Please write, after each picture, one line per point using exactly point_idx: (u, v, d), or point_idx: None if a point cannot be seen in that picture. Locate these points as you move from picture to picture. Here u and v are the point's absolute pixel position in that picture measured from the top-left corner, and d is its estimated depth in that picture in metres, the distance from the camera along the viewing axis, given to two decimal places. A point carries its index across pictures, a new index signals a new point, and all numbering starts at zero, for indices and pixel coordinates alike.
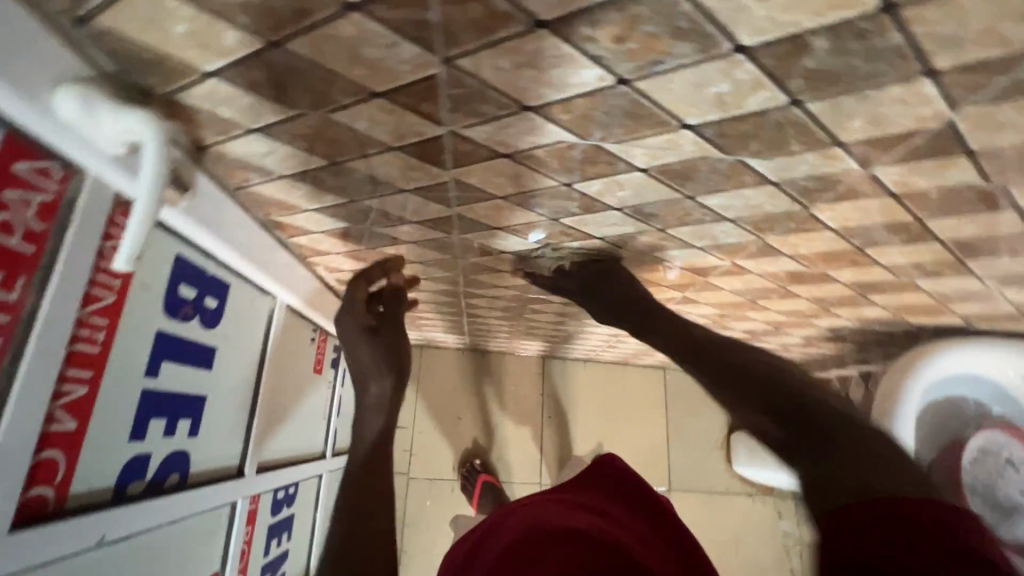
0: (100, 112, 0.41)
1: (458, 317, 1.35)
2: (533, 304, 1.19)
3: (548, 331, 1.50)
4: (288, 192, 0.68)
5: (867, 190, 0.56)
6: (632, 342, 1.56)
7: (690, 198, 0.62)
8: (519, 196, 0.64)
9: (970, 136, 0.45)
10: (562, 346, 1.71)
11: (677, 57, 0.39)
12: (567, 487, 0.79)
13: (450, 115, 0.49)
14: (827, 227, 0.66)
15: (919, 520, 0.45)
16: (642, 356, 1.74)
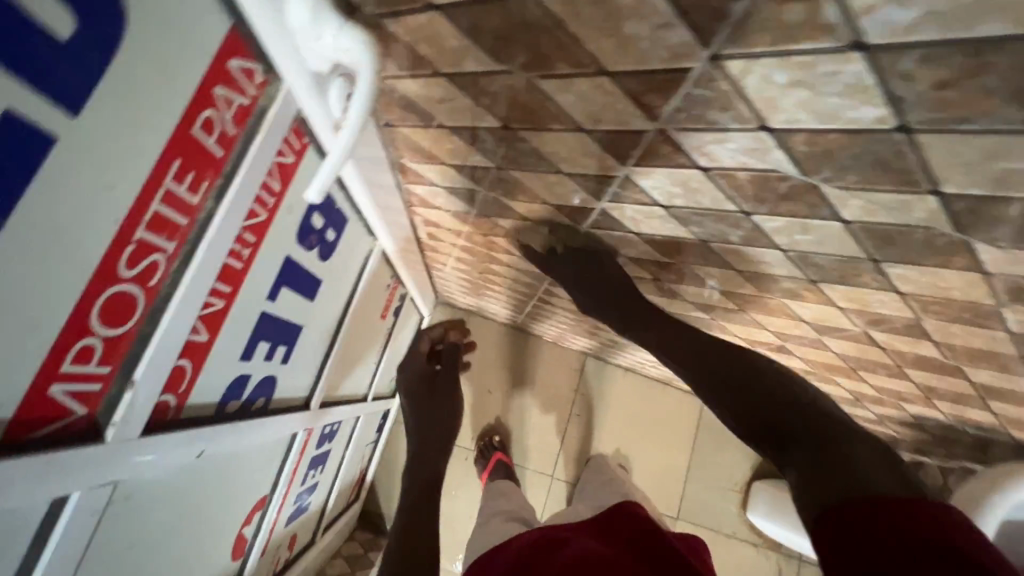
0: (326, 24, 0.37)
1: (527, 297, 1.32)
2: None
3: (608, 334, 1.45)
4: (436, 142, 0.64)
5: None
6: None
7: (872, 261, 0.55)
8: (682, 211, 0.59)
9: None
10: (611, 350, 1.67)
11: (996, 122, 0.33)
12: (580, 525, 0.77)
13: (672, 113, 0.44)
14: (1006, 328, 0.59)
15: (917, 513, 0.37)
16: None
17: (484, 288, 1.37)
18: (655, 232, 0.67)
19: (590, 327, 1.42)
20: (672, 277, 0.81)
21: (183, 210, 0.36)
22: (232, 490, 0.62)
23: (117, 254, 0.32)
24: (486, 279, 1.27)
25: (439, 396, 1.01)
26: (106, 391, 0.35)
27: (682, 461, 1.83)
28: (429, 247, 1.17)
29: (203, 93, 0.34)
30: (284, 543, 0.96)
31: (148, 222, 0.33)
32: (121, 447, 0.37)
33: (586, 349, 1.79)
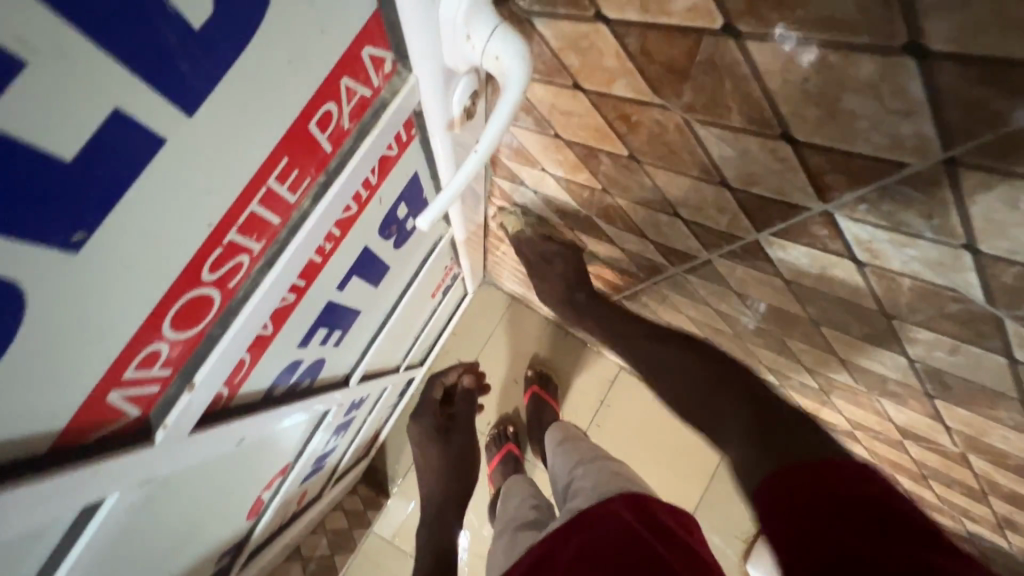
0: (481, 27, 0.31)
1: None
2: None
3: None
4: (544, 150, 0.58)
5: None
6: None
7: (1020, 402, 0.47)
8: (806, 291, 0.52)
9: None
10: None
11: None
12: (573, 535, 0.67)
13: (853, 201, 0.36)
14: None
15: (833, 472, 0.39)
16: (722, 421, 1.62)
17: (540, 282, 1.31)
18: (762, 298, 0.60)
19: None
20: (756, 339, 0.74)
21: (278, 208, 0.32)
22: (262, 465, 0.60)
23: (203, 257, 0.28)
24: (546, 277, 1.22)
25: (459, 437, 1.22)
26: (163, 392, 0.32)
27: (695, 495, 1.76)
28: (495, 235, 1.12)
29: (329, 85, 0.29)
30: (295, 499, 0.96)
31: (242, 223, 0.29)
32: (166, 449, 0.34)
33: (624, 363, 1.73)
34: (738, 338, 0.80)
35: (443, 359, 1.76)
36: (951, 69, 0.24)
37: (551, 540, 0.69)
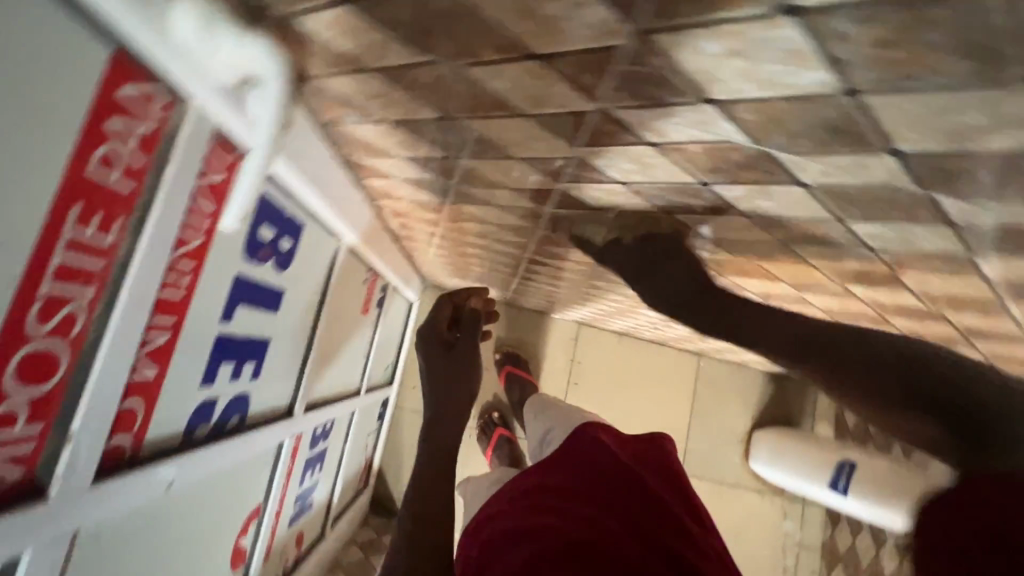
0: (220, 37, 0.34)
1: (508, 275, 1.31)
2: (595, 281, 1.14)
3: (597, 303, 1.44)
4: (383, 137, 0.62)
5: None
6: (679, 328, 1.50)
7: (839, 221, 0.54)
8: (643, 186, 0.57)
9: None
10: (602, 317, 1.67)
11: (949, 78, 0.31)
12: (556, 467, 0.71)
13: (611, 92, 0.41)
14: (980, 275, 0.58)
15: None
16: (683, 340, 1.69)
17: (467, 266, 1.35)
18: (619, 208, 0.65)
19: (578, 296, 1.41)
20: (643, 249, 0.80)
21: (94, 253, 0.35)
22: (218, 509, 0.63)
23: (20, 311, 0.31)
24: (468, 259, 1.26)
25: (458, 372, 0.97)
26: (42, 448, 0.34)
27: (684, 418, 1.85)
28: (405, 235, 1.15)
29: (93, 128, 0.33)
30: (290, 543, 0.98)
31: (54, 275, 0.32)
32: (69, 502, 0.36)
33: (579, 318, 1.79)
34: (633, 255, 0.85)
35: (411, 372, 1.77)
36: None
37: (538, 465, 0.73)
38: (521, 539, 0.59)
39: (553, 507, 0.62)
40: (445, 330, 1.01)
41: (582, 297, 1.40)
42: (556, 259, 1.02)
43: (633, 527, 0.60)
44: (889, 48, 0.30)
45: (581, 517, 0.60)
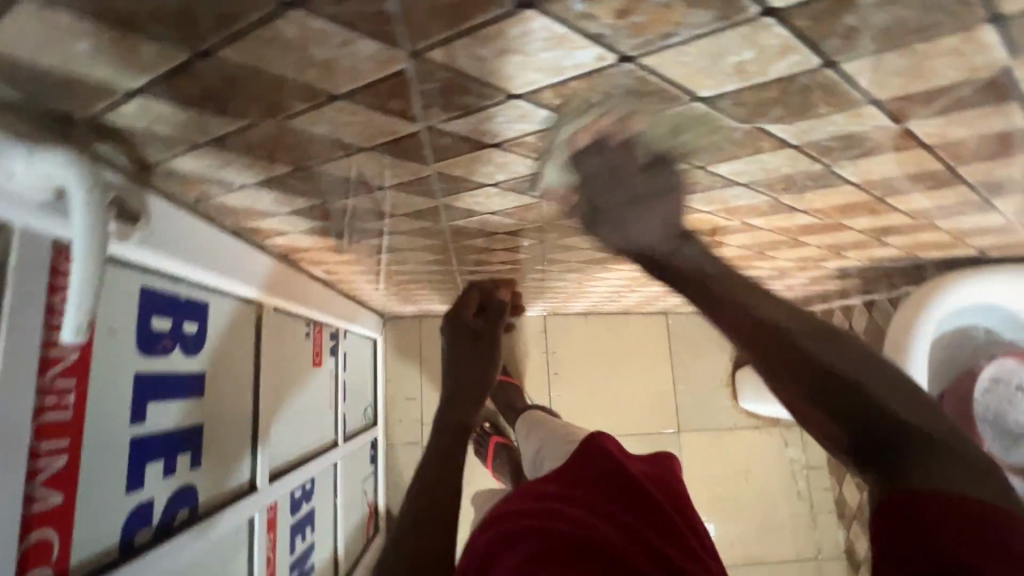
0: (11, 159, 0.35)
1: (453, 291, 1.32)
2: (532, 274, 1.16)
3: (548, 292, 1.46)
4: (256, 199, 0.62)
5: (900, 144, 0.51)
6: (635, 295, 1.52)
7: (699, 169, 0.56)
8: (512, 182, 0.59)
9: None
10: (562, 304, 1.69)
11: (697, 27, 0.33)
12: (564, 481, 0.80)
13: (426, 110, 0.42)
14: (847, 181, 0.61)
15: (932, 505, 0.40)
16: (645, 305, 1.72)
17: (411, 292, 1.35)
18: (506, 206, 0.67)
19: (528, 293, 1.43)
20: (553, 235, 0.81)
21: None
22: None
23: None
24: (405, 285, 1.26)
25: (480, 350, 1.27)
26: None
27: (667, 378, 1.88)
28: (336, 280, 1.14)
29: None
30: None
31: None
32: None
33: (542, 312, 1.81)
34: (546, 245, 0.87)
35: (392, 408, 1.76)
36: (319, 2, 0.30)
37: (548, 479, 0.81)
38: (523, 538, 0.65)
39: (552, 511, 0.70)
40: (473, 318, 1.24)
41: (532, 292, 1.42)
42: (484, 265, 1.03)
43: (622, 524, 0.68)
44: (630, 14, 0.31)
45: (580, 521, 0.67)
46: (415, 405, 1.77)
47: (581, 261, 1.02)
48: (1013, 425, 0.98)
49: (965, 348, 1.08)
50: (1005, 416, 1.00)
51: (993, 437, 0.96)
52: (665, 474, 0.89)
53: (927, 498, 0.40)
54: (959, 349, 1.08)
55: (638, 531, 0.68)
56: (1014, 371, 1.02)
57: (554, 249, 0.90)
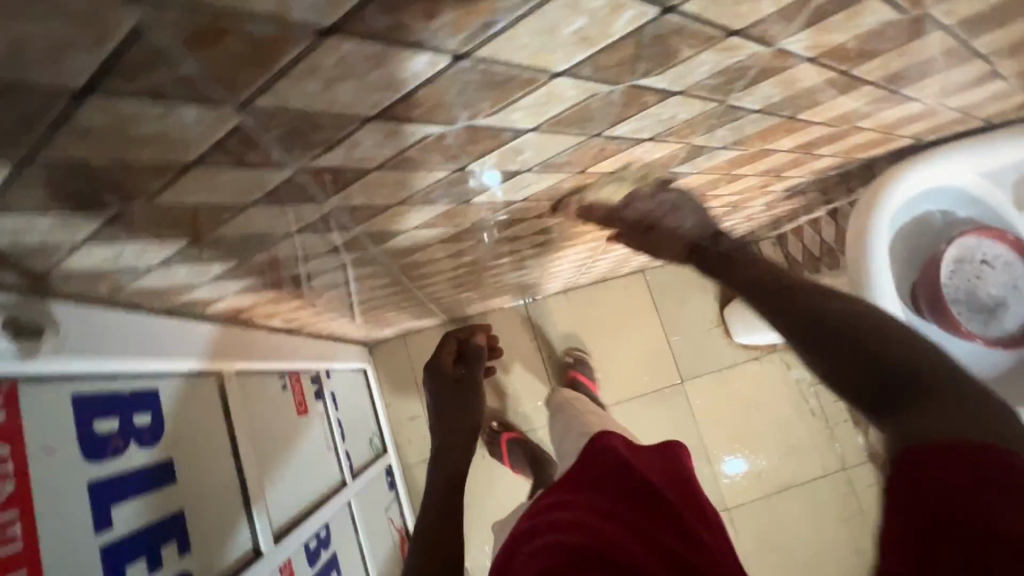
0: None
1: (420, 304, 1.31)
2: (491, 270, 1.15)
3: (517, 282, 1.45)
4: (172, 277, 0.61)
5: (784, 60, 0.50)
6: (603, 262, 1.52)
7: (596, 137, 0.55)
8: (417, 196, 0.58)
9: None
10: (537, 288, 1.68)
11: (513, 11, 0.32)
12: (576, 486, 0.82)
13: (288, 153, 0.41)
14: (751, 110, 0.61)
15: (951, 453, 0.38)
16: (618, 268, 1.72)
17: (383, 316, 1.33)
18: (425, 218, 0.66)
19: (496, 285, 1.41)
20: (488, 232, 0.80)
21: None
22: None
23: None
24: (374, 311, 1.25)
25: (463, 394, 1.25)
26: None
27: (660, 332, 1.89)
28: (300, 326, 1.13)
29: None
30: None
31: None
32: None
33: (520, 299, 1.80)
34: (489, 239, 0.85)
35: (400, 430, 1.76)
36: (112, 85, 0.28)
37: (563, 489, 0.83)
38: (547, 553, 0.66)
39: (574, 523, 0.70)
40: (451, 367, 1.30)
41: (500, 286, 1.41)
42: (436, 275, 1.02)
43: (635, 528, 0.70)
44: (435, 15, 0.30)
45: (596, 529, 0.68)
46: (420, 422, 1.76)
47: (529, 247, 1.01)
48: (986, 298, 0.99)
49: (928, 236, 1.07)
50: (977, 292, 0.99)
51: (969, 318, 0.97)
52: (676, 468, 0.89)
53: (943, 442, 0.39)
54: (922, 237, 1.07)
55: (660, 540, 0.68)
56: (979, 247, 0.99)
57: (496, 243, 0.89)
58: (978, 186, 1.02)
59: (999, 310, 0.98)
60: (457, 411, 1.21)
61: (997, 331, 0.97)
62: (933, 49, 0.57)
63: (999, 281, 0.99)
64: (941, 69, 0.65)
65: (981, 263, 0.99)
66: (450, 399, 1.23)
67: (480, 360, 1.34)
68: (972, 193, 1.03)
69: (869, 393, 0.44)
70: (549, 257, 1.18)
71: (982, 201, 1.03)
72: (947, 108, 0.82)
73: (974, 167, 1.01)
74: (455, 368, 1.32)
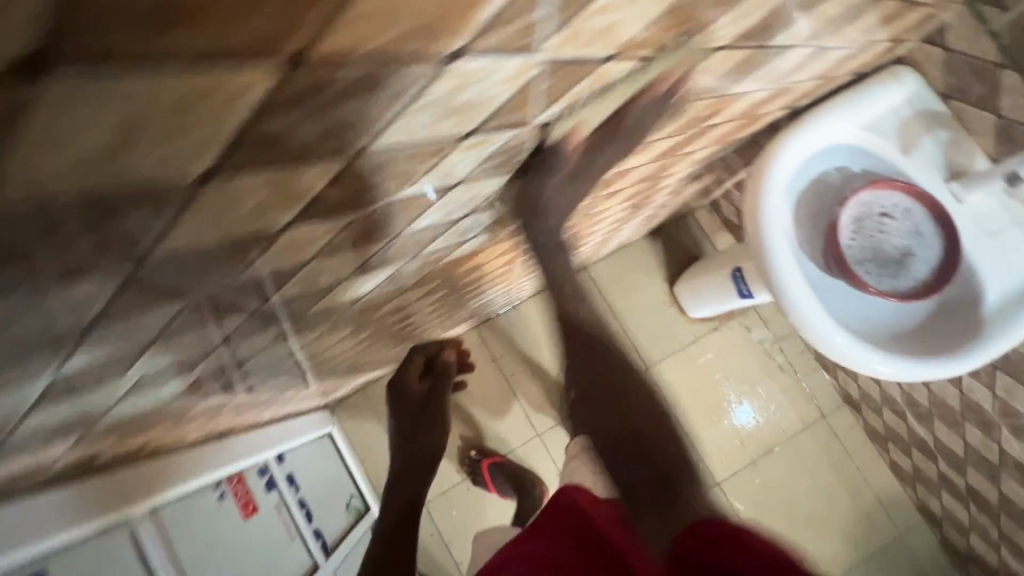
0: None
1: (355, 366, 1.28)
2: (409, 323, 1.12)
3: (454, 316, 1.42)
4: (11, 466, 0.58)
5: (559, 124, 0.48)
6: (538, 274, 1.49)
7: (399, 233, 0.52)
8: (238, 330, 0.55)
9: (587, 55, 0.36)
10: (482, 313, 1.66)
11: (159, 220, 0.29)
12: None
13: (21, 372, 0.38)
14: (567, 159, 0.58)
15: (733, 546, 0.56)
16: (559, 273, 1.69)
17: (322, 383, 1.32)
18: (270, 334, 0.63)
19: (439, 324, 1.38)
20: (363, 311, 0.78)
21: None
22: None
23: None
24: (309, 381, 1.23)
25: (424, 416, 1.04)
26: None
27: (616, 324, 1.87)
28: (227, 427, 1.10)
29: None
30: None
31: None
32: None
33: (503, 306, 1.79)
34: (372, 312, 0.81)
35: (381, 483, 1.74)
36: None
37: None
38: None
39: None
40: (414, 385, 1.05)
41: (436, 325, 1.39)
42: (343, 347, 0.99)
43: None
44: (95, 233, 0.27)
45: None
46: None
47: (431, 299, 0.98)
48: (892, 250, 0.97)
49: (829, 196, 1.04)
50: (883, 245, 0.98)
51: (878, 276, 0.96)
52: None
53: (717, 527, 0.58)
54: (822, 199, 1.04)
55: None
56: (874, 201, 0.97)
57: (386, 312, 0.86)
58: (861, 137, 0.99)
59: (906, 261, 0.96)
60: (417, 440, 1.03)
61: (908, 283, 0.95)
62: (732, 62, 0.55)
63: (901, 230, 0.97)
64: (762, 65, 0.62)
65: (880, 216, 0.97)
66: (412, 416, 1.03)
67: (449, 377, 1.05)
68: (858, 144, 1.00)
69: (658, 493, 0.64)
70: (480, 289, 1.14)
71: (868, 151, 1.00)
72: (798, 82, 0.80)
73: (855, 120, 0.98)
74: (422, 385, 1.05)
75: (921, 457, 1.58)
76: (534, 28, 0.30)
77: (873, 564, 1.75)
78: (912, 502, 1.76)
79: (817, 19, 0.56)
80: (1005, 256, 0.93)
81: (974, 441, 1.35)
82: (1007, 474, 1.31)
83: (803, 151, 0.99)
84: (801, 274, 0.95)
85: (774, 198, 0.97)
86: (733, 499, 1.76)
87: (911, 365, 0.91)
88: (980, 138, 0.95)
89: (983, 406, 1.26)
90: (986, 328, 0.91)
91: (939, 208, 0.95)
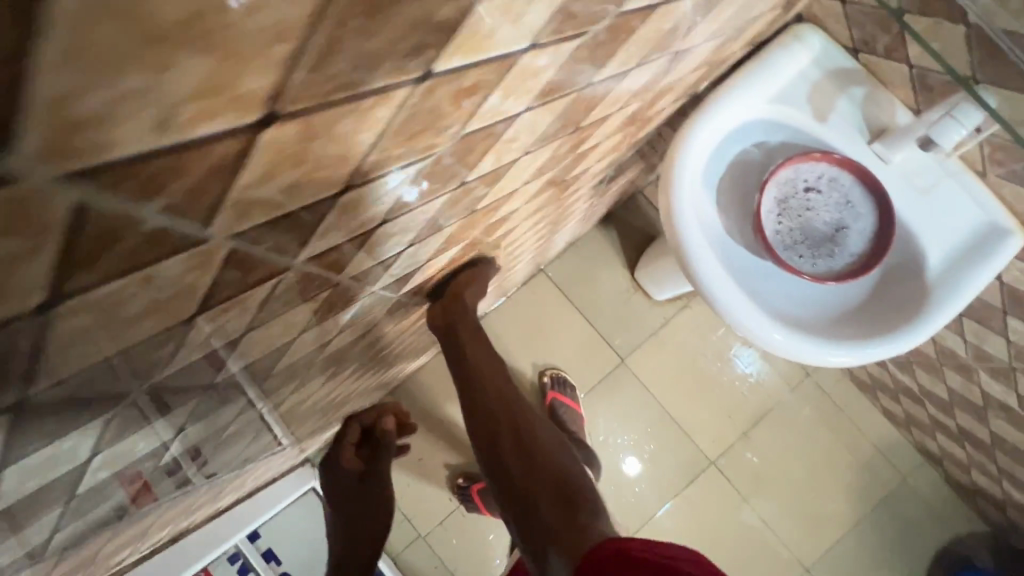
0: None
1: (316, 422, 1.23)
2: (347, 377, 1.06)
3: (411, 346, 1.36)
4: None
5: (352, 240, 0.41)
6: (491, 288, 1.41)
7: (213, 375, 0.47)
8: (77, 506, 0.51)
9: (295, 210, 0.30)
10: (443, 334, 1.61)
11: None
12: None
13: None
14: (400, 250, 0.51)
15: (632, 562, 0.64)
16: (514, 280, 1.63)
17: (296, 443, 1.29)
18: (132, 481, 0.59)
19: (399, 353, 1.31)
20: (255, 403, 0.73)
21: None
22: None
23: None
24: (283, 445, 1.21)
25: (363, 489, 0.98)
26: None
27: (582, 321, 1.81)
28: (183, 528, 1.08)
29: None
30: None
31: None
32: None
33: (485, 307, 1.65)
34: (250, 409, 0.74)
35: None
36: None
37: None
38: None
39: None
40: (349, 457, 0.98)
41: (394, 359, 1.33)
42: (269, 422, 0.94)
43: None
44: None
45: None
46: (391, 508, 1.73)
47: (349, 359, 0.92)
48: (823, 227, 0.90)
49: (752, 176, 0.97)
50: (813, 223, 0.91)
51: (811, 258, 0.89)
52: None
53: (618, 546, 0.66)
54: (745, 181, 0.97)
55: None
56: (797, 177, 0.90)
57: (291, 391, 0.81)
58: (772, 109, 0.91)
59: (840, 236, 0.89)
60: (359, 512, 0.99)
61: (845, 260, 0.89)
62: (553, 113, 0.48)
63: (829, 205, 0.90)
64: (608, 92, 0.55)
65: (805, 192, 0.90)
66: (354, 493, 0.99)
67: (387, 451, 0.97)
68: (770, 118, 0.92)
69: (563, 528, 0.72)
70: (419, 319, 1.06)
71: (783, 122, 0.92)
72: (675, 83, 0.72)
73: (762, 93, 0.90)
74: (359, 462, 0.99)
75: (908, 403, 1.54)
76: (163, 240, 0.24)
77: (881, 512, 1.73)
78: (910, 443, 1.73)
79: (646, 41, 0.48)
80: (941, 211, 0.87)
81: (955, 385, 1.31)
82: (993, 413, 1.26)
83: (711, 139, 0.91)
84: (730, 276, 0.88)
85: (687, 199, 0.90)
86: (731, 474, 1.74)
87: (864, 347, 0.85)
88: (896, 89, 0.87)
89: (957, 352, 1.21)
90: (934, 292, 0.85)
91: (864, 173, 0.87)
